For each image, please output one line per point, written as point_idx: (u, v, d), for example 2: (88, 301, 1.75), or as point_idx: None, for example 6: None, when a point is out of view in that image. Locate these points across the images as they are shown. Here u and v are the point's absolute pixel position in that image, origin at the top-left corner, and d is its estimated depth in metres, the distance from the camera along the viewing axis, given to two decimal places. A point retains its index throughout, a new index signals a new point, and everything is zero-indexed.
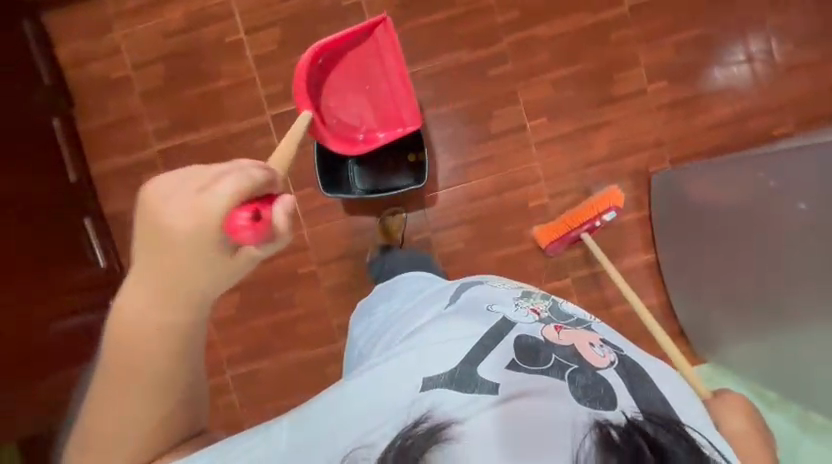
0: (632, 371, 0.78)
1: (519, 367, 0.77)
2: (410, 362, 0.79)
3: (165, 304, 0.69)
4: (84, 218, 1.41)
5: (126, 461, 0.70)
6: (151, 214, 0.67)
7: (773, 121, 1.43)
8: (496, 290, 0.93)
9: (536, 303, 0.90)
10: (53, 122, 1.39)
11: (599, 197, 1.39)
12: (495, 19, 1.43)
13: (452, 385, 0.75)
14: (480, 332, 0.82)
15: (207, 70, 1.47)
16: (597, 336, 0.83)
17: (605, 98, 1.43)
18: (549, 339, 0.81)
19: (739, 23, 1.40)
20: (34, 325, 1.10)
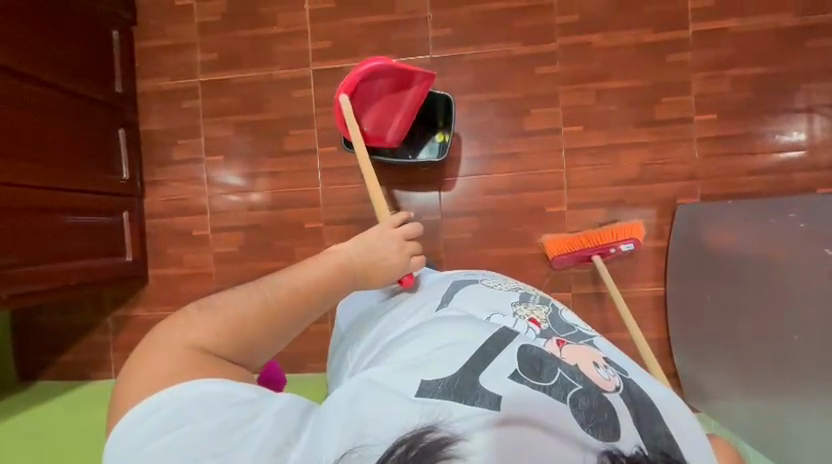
0: (640, 401, 0.59)
1: (522, 380, 0.58)
2: (403, 363, 0.60)
3: (345, 269, 0.76)
4: (118, 127, 1.48)
5: (189, 356, 0.61)
6: (385, 240, 0.83)
7: (821, 179, 1.35)
8: (494, 293, 0.79)
9: (535, 310, 0.76)
10: (112, 33, 1.47)
11: (623, 226, 1.37)
12: (553, 19, 1.41)
13: (451, 396, 0.55)
14: (483, 338, 0.64)
15: (264, 14, 1.52)
16: (601, 355, 0.67)
17: (647, 119, 1.39)
18: (552, 353, 0.64)
19: (806, 71, 1.34)
20: (29, 209, 1.19)
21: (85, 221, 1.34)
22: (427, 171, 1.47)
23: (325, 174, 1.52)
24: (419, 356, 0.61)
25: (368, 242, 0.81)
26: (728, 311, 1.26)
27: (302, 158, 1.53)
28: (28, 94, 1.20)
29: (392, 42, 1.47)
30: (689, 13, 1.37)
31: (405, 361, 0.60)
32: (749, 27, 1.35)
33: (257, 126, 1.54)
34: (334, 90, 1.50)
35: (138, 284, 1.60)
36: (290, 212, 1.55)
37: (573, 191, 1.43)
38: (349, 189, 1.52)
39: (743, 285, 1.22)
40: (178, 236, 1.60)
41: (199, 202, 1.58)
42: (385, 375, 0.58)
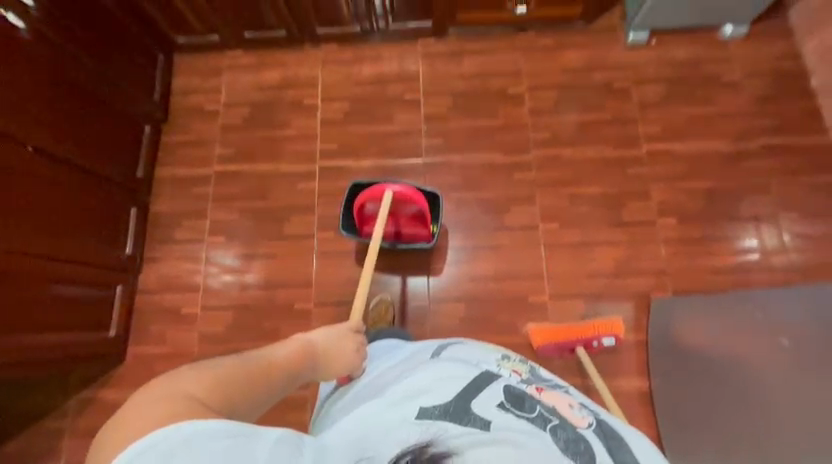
0: (610, 435, 0.67)
1: (507, 410, 0.67)
2: (402, 394, 0.71)
3: (312, 350, 0.80)
4: (131, 207, 1.58)
5: (178, 409, 0.54)
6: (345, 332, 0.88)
7: (777, 279, 1.48)
8: (479, 350, 0.86)
9: (516, 366, 0.83)
10: (146, 128, 1.67)
11: (601, 321, 1.43)
12: (528, 135, 1.66)
13: (447, 417, 0.65)
14: (472, 376, 0.74)
15: (281, 119, 1.75)
16: (576, 400, 0.75)
17: (615, 220, 1.56)
18: (531, 395, 0.72)
19: (745, 185, 1.56)
20: (30, 278, 1.21)
21: (78, 293, 1.36)
22: (417, 258, 1.56)
23: (320, 258, 1.60)
24: (419, 386, 0.72)
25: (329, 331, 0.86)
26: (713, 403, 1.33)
27: (300, 242, 1.62)
28: (61, 175, 1.31)
29: (391, 147, 1.69)
30: (641, 136, 1.63)
31: (404, 392, 0.71)
32: (693, 149, 1.61)
33: (261, 211, 1.66)
34: (336, 183, 1.67)
35: (113, 362, 1.54)
36: (283, 293, 1.59)
37: (554, 283, 1.52)
38: (341, 273, 1.59)
39: (725, 374, 1.36)
40: (166, 313, 1.60)
41: (194, 280, 1.62)
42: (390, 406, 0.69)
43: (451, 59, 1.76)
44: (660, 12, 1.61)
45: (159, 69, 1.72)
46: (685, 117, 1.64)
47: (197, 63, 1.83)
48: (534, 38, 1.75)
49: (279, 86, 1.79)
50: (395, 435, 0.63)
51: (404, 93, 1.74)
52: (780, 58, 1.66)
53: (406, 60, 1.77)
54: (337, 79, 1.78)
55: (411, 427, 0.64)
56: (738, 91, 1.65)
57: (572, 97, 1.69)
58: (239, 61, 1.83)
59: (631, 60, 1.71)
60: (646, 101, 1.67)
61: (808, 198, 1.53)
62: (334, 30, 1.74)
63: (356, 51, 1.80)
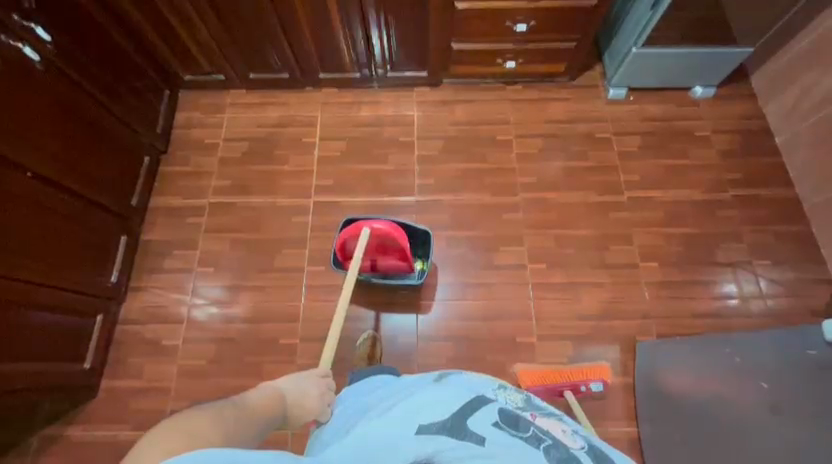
0: (602, 457, 0.69)
1: (501, 428, 0.68)
2: (402, 412, 0.72)
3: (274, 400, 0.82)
4: (121, 234, 1.58)
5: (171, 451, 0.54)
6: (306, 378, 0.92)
7: (757, 325, 1.52)
8: (477, 377, 0.86)
9: (512, 395, 0.83)
10: (145, 158, 1.70)
11: (589, 366, 1.44)
12: (516, 179, 1.74)
13: (444, 432, 0.66)
14: (467, 398, 0.75)
15: (279, 155, 1.81)
16: (569, 426, 0.76)
17: (600, 263, 1.60)
18: (527, 417, 0.73)
19: (721, 233, 1.64)
20: (14, 305, 1.18)
21: (57, 321, 1.32)
22: (407, 294, 1.57)
23: (309, 292, 1.60)
24: (418, 405, 0.73)
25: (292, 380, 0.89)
26: (703, 445, 1.32)
27: (290, 275, 1.62)
28: (59, 201, 1.32)
29: (384, 185, 1.75)
30: (622, 184, 1.72)
31: (404, 409, 0.72)
32: (670, 197, 1.70)
33: (252, 243, 1.67)
34: (329, 218, 1.70)
35: (84, 397, 1.47)
36: (268, 327, 1.56)
37: (541, 323, 1.53)
38: (330, 307, 1.58)
39: (711, 413, 1.36)
40: (145, 346, 1.55)
41: (178, 311, 1.59)
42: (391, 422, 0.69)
43: (444, 106, 1.87)
44: (636, 72, 1.75)
45: (164, 104, 1.80)
46: (662, 167, 1.74)
47: (201, 100, 1.91)
48: (521, 91, 1.89)
49: (279, 124, 1.86)
50: (402, 451, 0.63)
51: (398, 135, 1.83)
52: (745, 117, 1.80)
53: (402, 106, 1.88)
54: (335, 121, 1.86)
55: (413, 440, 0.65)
56: (709, 145, 1.77)
57: (557, 145, 1.79)
58: (242, 99, 1.91)
59: (611, 113, 1.84)
60: (625, 152, 1.77)
61: (780, 247, 1.61)
62: (334, 75, 1.84)
63: (355, 95, 1.90)
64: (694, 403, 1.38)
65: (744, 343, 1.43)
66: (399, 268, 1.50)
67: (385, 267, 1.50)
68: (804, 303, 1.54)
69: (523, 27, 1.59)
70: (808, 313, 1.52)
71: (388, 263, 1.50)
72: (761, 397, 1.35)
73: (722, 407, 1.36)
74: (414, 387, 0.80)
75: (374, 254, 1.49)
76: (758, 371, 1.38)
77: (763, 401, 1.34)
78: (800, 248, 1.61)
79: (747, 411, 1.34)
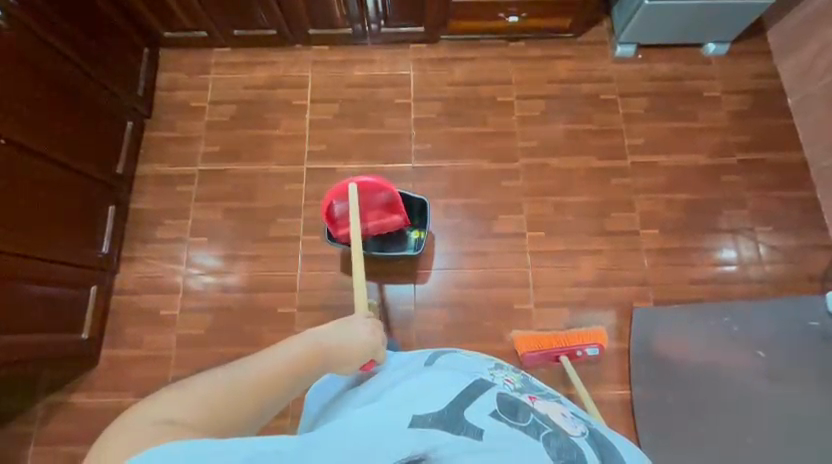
0: (600, 444, 0.67)
1: (500, 418, 0.63)
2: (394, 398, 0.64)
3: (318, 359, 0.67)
4: (109, 204, 1.53)
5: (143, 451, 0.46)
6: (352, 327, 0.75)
7: (754, 291, 1.52)
8: (471, 359, 0.81)
9: (508, 376, 0.80)
10: (127, 123, 1.62)
11: (586, 331, 1.45)
12: (517, 144, 1.68)
13: (439, 425, 0.60)
14: (465, 384, 0.69)
15: (269, 119, 1.73)
16: (567, 409, 0.74)
17: (600, 230, 1.58)
18: (526, 402, 0.70)
19: (724, 199, 1.60)
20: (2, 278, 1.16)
21: (50, 293, 1.30)
22: (404, 263, 1.55)
23: (305, 261, 1.58)
24: (413, 392, 0.65)
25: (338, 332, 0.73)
26: (696, 408, 1.37)
27: (285, 245, 1.59)
28: (38, 170, 1.26)
29: (380, 150, 1.69)
30: (626, 148, 1.66)
31: (397, 394, 0.64)
32: (675, 162, 1.65)
33: (246, 212, 1.63)
34: (323, 186, 1.65)
35: (84, 366, 1.48)
36: (265, 296, 1.56)
37: (539, 291, 1.53)
38: (327, 276, 1.57)
39: (709, 378, 1.40)
40: (143, 316, 1.54)
41: (173, 281, 1.57)
42: (381, 410, 0.61)
43: (442, 65, 1.77)
44: (647, 27, 1.64)
45: (143, 64, 1.69)
46: (669, 131, 1.68)
47: (183, 60, 1.79)
48: (524, 49, 1.78)
49: (268, 85, 1.76)
50: (397, 448, 0.56)
51: (394, 97, 1.74)
52: (758, 76, 1.72)
53: (397, 65, 1.77)
54: (327, 81, 1.76)
55: (406, 435, 0.58)
56: (719, 107, 1.70)
57: (560, 107, 1.71)
58: (227, 59, 1.79)
59: (617, 73, 1.75)
60: (631, 114, 1.70)
61: (783, 213, 1.58)
62: (325, 31, 1.72)
63: (347, 53, 1.79)
64: (693, 367, 1.41)
65: (746, 312, 1.45)
66: (394, 223, 1.47)
67: (376, 227, 1.47)
68: (802, 270, 1.53)
69: None
70: (806, 279, 1.52)
71: (381, 219, 1.46)
72: (757, 365, 1.40)
73: (721, 372, 1.40)
74: (408, 369, 0.74)
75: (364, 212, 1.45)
76: (757, 341, 1.42)
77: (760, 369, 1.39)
78: (803, 214, 1.58)
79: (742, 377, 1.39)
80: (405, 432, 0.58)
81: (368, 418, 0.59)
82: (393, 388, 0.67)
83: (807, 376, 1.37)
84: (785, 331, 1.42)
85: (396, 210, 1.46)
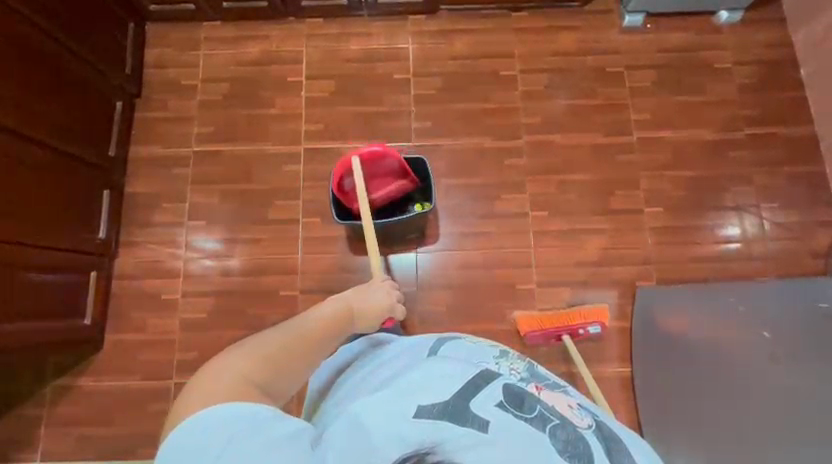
0: (610, 437, 0.63)
1: (505, 410, 0.60)
2: (397, 390, 0.62)
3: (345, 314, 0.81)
4: (104, 189, 1.50)
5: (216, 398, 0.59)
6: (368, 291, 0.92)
7: (757, 269, 1.51)
8: (475, 347, 0.78)
9: (514, 364, 0.75)
10: (117, 103, 1.57)
11: (591, 309, 1.45)
12: (520, 121, 1.63)
13: (443, 417, 0.57)
14: (470, 372, 0.65)
15: (264, 97, 1.67)
16: (575, 400, 0.70)
17: (604, 209, 1.56)
18: (531, 392, 0.66)
19: (731, 175, 1.57)
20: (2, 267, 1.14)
21: (50, 280, 1.29)
22: (406, 245, 1.54)
23: (306, 244, 1.56)
24: (416, 382, 0.63)
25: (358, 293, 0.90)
26: (699, 386, 1.38)
27: (284, 228, 1.57)
28: (31, 156, 1.23)
29: (378, 128, 1.64)
30: (632, 124, 1.62)
31: (401, 385, 0.63)
32: (682, 138, 1.60)
33: (244, 195, 1.60)
34: (322, 166, 1.62)
35: (90, 351, 1.49)
36: (267, 279, 1.55)
37: (541, 271, 1.52)
38: (329, 259, 1.55)
39: (711, 353, 1.41)
40: (145, 300, 1.54)
41: (173, 265, 1.56)
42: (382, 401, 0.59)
43: (442, 37, 1.70)
44: None
45: (130, 40, 1.61)
46: (677, 105, 1.63)
47: (172, 34, 1.72)
48: (527, 19, 1.70)
49: (261, 61, 1.70)
50: (400, 439, 0.55)
51: (393, 72, 1.68)
52: (771, 46, 1.65)
53: (395, 38, 1.70)
54: (322, 56, 1.69)
55: (411, 426, 0.56)
56: (729, 79, 1.64)
57: (565, 81, 1.65)
58: (217, 33, 1.72)
59: (624, 44, 1.68)
60: (638, 88, 1.65)
61: (789, 189, 1.56)
62: (319, 2, 1.64)
63: (343, 25, 1.71)
64: (696, 342, 1.42)
65: (753, 292, 1.44)
66: (407, 187, 1.46)
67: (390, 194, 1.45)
68: (806, 246, 1.52)
69: None
70: (809, 256, 1.52)
71: (394, 187, 1.45)
72: (763, 344, 1.40)
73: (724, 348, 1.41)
74: (411, 358, 0.72)
75: (376, 184, 1.44)
76: (764, 321, 1.42)
77: (765, 349, 1.40)
78: (810, 190, 1.56)
79: (747, 356, 1.40)
80: (410, 422, 0.57)
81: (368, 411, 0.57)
82: (396, 379, 0.65)
83: (811, 356, 1.38)
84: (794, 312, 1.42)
85: (406, 172, 1.46)
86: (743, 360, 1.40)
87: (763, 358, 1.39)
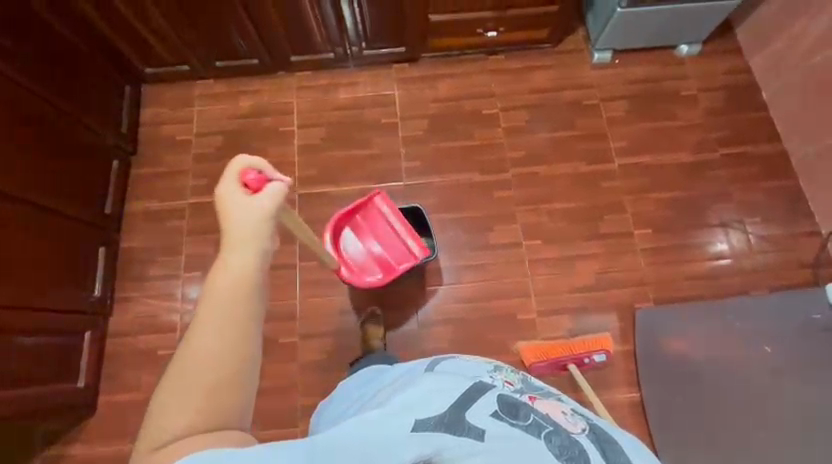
0: (605, 441, 0.64)
1: (500, 418, 0.62)
2: (396, 405, 0.64)
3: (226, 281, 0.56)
4: (99, 245, 1.51)
5: None
6: (235, 214, 0.62)
7: (749, 282, 1.54)
8: (471, 363, 0.80)
9: (508, 377, 0.77)
10: (113, 161, 1.60)
11: (593, 338, 1.45)
12: (505, 155, 1.70)
13: (440, 428, 0.59)
14: (465, 385, 0.68)
15: (257, 148, 1.73)
16: (570, 407, 0.71)
17: (594, 234, 1.59)
18: (526, 401, 0.67)
19: (711, 194, 1.64)
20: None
21: (46, 341, 1.27)
22: (404, 282, 1.55)
23: (304, 288, 1.56)
24: (412, 398, 0.65)
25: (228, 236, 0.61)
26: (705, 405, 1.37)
27: (282, 273, 1.57)
28: (28, 218, 1.24)
29: (370, 171, 1.69)
30: (613, 151, 1.69)
31: (395, 403, 0.64)
32: (661, 161, 1.68)
33: None
34: (316, 210, 1.65)
35: (83, 415, 1.44)
36: (265, 327, 1.53)
37: (540, 299, 1.53)
38: (327, 302, 1.55)
39: (714, 369, 1.41)
40: (141, 358, 1.50)
41: (169, 319, 1.54)
42: (379, 419, 0.60)
43: (425, 82, 1.79)
44: (621, 32, 1.69)
45: (126, 102, 1.68)
46: (652, 131, 1.72)
47: (166, 94, 1.79)
48: (503, 61, 1.81)
49: (253, 114, 1.77)
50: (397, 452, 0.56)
51: (380, 117, 1.75)
52: (731, 72, 1.77)
53: (380, 86, 1.79)
54: (312, 106, 1.77)
55: (409, 439, 0.58)
56: (697, 105, 1.75)
57: (544, 116, 1.75)
58: (210, 90, 1.79)
59: (596, 79, 1.79)
60: (614, 118, 1.74)
61: (768, 203, 1.62)
62: (307, 56, 1.73)
63: (330, 77, 1.80)
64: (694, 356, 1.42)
65: (749, 308, 1.46)
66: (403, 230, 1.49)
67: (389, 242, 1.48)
68: (793, 257, 1.56)
69: None
70: (798, 266, 1.55)
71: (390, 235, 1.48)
72: (765, 359, 1.41)
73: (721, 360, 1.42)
74: (408, 379, 0.74)
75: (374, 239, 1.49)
76: (764, 336, 1.43)
77: (768, 363, 1.40)
78: (788, 202, 1.62)
79: (751, 371, 1.40)
80: (408, 436, 0.58)
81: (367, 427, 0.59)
82: (392, 398, 0.67)
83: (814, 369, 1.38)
84: (792, 325, 1.43)
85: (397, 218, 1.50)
86: (747, 376, 1.40)
87: (768, 373, 1.39)
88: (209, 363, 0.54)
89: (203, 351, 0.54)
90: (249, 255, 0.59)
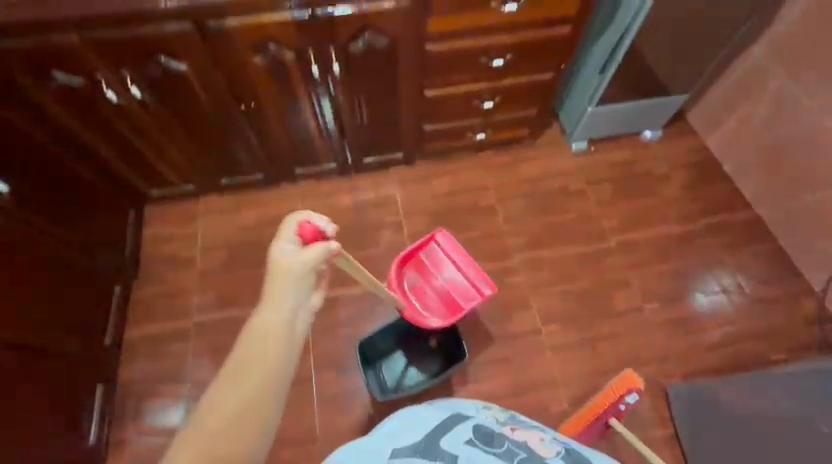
0: (571, 456, 0.87)
1: (479, 445, 0.80)
2: (392, 432, 0.83)
3: (280, 332, 0.66)
4: (97, 383, 1.39)
5: None
6: (285, 266, 0.72)
7: (765, 346, 1.57)
8: (461, 404, 1.05)
9: (493, 413, 1.04)
10: (115, 288, 1.55)
11: (620, 378, 1.35)
12: (508, 242, 1.77)
13: (416, 454, 0.73)
14: (451, 421, 0.90)
15: (264, 258, 1.72)
16: (543, 437, 0.95)
17: (608, 312, 1.62)
18: (504, 434, 0.89)
19: (706, 262, 1.73)
20: None
21: None
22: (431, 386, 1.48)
23: (323, 403, 1.46)
24: (402, 430, 0.83)
25: (279, 282, 0.70)
26: None
27: (298, 389, 1.48)
28: (32, 367, 1.14)
29: (380, 270, 1.71)
30: (607, 230, 1.80)
31: (386, 433, 0.83)
32: (652, 235, 1.79)
33: None
34: None
35: None
36: (284, 454, 1.41)
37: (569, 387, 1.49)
38: (349, 416, 1.46)
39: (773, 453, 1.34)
40: None
41: None
42: (366, 443, 0.76)
43: (423, 181, 1.91)
44: (593, 125, 1.90)
45: (131, 225, 1.67)
46: (638, 208, 1.85)
47: (169, 212, 1.80)
48: (492, 156, 1.97)
49: (258, 225, 1.79)
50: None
51: (384, 217, 1.82)
52: (694, 151, 1.98)
53: (382, 187, 1.88)
54: (317, 212, 1.82)
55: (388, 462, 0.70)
56: (671, 181, 1.92)
57: (537, 203, 1.87)
58: (215, 204, 1.82)
59: (577, 165, 1.96)
60: (601, 199, 1.87)
61: (759, 265, 1.72)
62: (310, 167, 1.81)
63: (333, 183, 1.88)
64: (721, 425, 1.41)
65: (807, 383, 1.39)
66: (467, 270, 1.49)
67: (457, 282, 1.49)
68: (797, 315, 1.62)
69: (490, 103, 1.66)
70: (804, 324, 1.61)
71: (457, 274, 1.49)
72: None
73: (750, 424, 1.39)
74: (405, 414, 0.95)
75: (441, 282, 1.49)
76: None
77: None
78: (776, 263, 1.72)
79: None
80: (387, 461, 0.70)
81: (354, 449, 0.74)
82: (385, 429, 0.85)
83: None
84: None
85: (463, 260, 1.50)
86: None
87: None
88: (243, 391, 0.61)
89: (232, 396, 0.60)
90: (286, 298, 0.69)
